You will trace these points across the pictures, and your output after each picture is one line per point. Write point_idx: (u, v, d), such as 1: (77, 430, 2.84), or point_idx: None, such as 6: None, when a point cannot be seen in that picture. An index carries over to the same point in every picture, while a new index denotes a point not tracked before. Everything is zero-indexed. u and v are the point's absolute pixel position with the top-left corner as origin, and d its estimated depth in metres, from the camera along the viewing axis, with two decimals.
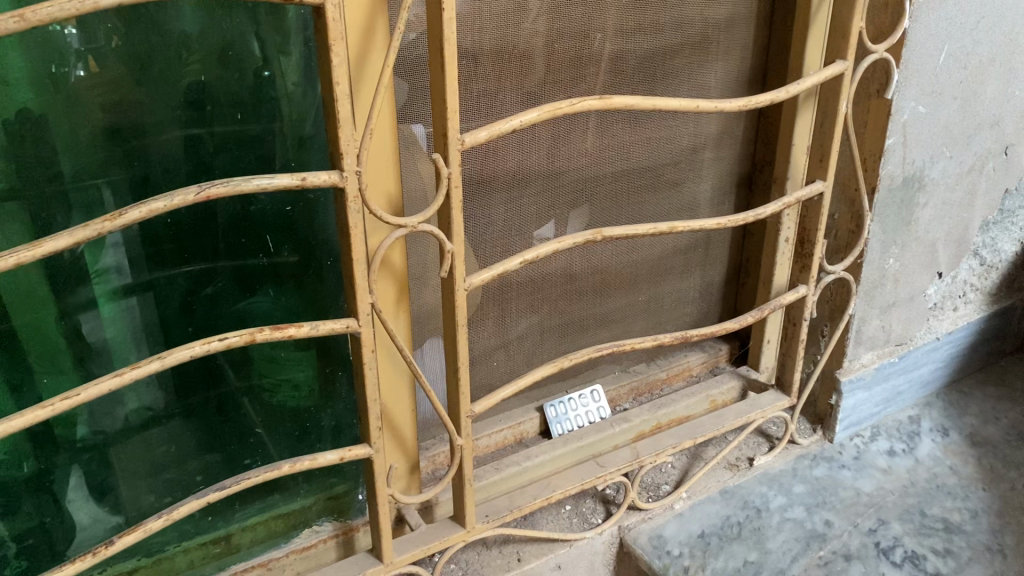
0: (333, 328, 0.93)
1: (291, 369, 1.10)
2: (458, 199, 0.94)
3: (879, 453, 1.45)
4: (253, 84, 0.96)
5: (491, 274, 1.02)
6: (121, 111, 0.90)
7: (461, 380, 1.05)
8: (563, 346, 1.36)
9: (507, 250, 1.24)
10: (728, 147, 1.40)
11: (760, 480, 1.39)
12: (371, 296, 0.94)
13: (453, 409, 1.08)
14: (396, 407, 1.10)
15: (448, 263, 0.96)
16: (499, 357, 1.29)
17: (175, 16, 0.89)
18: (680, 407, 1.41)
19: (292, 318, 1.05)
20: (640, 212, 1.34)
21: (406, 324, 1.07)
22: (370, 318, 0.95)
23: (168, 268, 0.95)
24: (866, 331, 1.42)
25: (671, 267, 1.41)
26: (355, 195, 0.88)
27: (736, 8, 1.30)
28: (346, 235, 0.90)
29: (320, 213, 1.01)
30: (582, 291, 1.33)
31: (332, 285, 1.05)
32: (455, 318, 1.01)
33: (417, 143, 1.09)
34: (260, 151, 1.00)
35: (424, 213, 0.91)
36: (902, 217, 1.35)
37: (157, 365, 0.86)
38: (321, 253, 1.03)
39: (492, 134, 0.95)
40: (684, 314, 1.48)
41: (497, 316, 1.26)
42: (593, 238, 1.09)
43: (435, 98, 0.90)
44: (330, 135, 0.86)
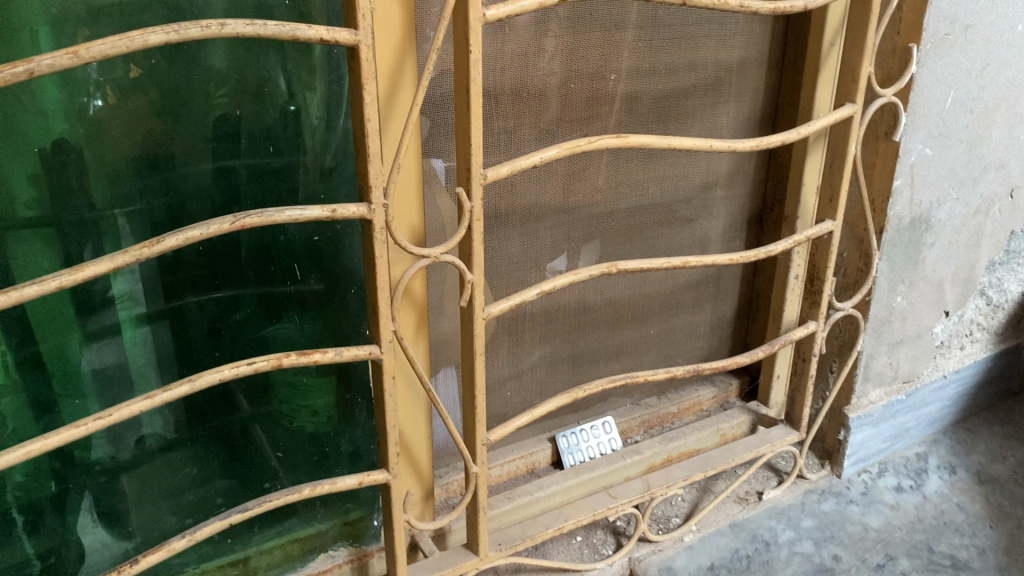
0: (356, 354, 0.96)
1: (312, 395, 1.13)
2: (480, 231, 0.97)
3: (887, 489, 1.47)
4: (281, 119, 1.00)
5: (509, 304, 1.05)
6: (154, 143, 0.94)
7: (478, 407, 1.07)
8: (575, 377, 1.39)
9: (522, 283, 1.27)
10: (739, 186, 1.43)
11: (769, 513, 1.40)
12: (394, 324, 0.96)
13: (469, 436, 1.10)
14: (413, 433, 1.12)
15: (468, 292, 0.99)
16: (512, 388, 1.32)
17: (206, 53, 0.93)
18: (690, 440, 1.43)
19: (315, 344, 1.08)
20: (652, 247, 1.37)
21: (425, 352, 1.10)
22: (392, 346, 0.98)
23: (198, 292, 0.98)
24: (874, 368, 1.44)
25: (682, 301, 1.44)
26: (381, 227, 0.91)
27: (748, 51, 1.34)
28: (371, 265, 0.93)
29: (347, 242, 1.04)
30: (594, 324, 1.36)
31: (355, 313, 1.08)
32: (474, 347, 1.04)
33: (437, 177, 1.12)
34: (285, 183, 1.03)
35: (446, 244, 0.95)
36: (910, 256, 1.38)
37: (188, 388, 0.88)
38: (345, 281, 1.06)
39: (514, 169, 0.98)
40: (695, 348, 1.51)
41: (511, 347, 1.29)
42: (609, 270, 1.12)
43: (460, 134, 0.94)
44: (358, 169, 0.89)
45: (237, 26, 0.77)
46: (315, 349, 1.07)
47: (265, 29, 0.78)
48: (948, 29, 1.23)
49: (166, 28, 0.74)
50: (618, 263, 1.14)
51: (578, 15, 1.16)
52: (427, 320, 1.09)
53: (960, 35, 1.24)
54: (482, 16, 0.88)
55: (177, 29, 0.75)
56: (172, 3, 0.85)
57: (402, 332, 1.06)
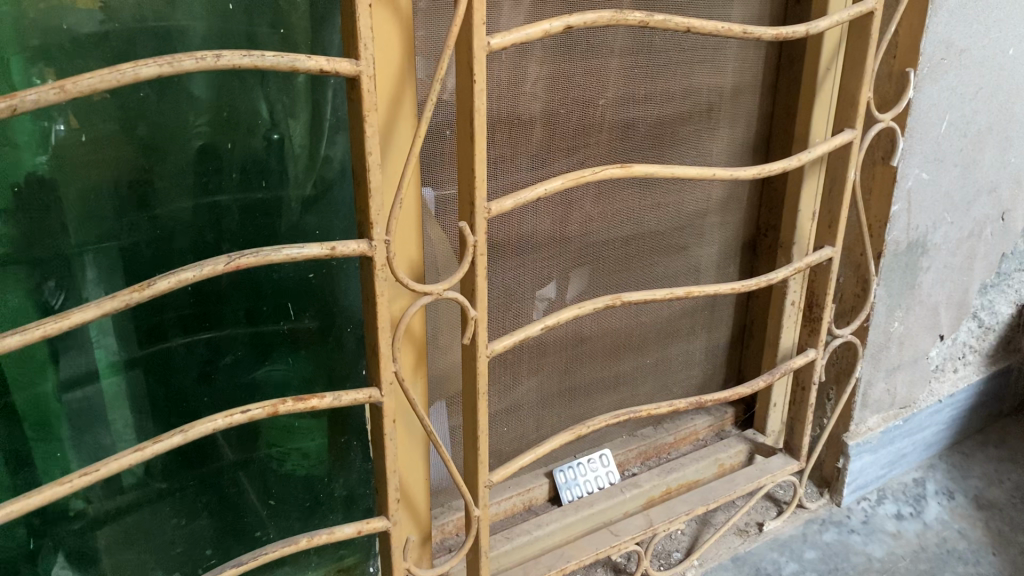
0: (355, 398, 0.91)
1: (305, 440, 1.07)
2: (483, 266, 0.93)
3: (887, 517, 1.44)
4: (266, 149, 0.95)
5: (513, 340, 1.01)
6: (135, 177, 0.89)
7: (480, 448, 1.02)
8: (571, 410, 1.35)
9: (517, 315, 1.23)
10: (734, 212, 1.40)
11: (771, 545, 1.38)
12: (395, 365, 0.92)
13: (471, 477, 1.05)
14: (412, 476, 1.07)
15: (470, 329, 0.95)
16: (507, 423, 1.28)
17: (185, 82, 0.88)
18: (689, 472, 1.40)
19: (308, 385, 1.03)
20: (648, 276, 1.34)
21: (424, 391, 1.06)
22: (392, 388, 0.93)
23: (189, 334, 0.94)
24: (872, 395, 1.42)
25: (678, 329, 1.41)
26: (382, 264, 0.87)
27: (742, 76, 1.32)
28: (372, 304, 0.89)
29: (343, 278, 0.99)
30: (591, 355, 1.32)
31: (350, 351, 1.04)
32: (477, 386, 0.99)
33: (426, 208, 1.08)
34: (270, 216, 0.98)
35: (449, 280, 0.91)
36: (907, 280, 1.37)
37: (179, 439, 0.83)
38: (341, 318, 1.01)
39: (518, 202, 0.94)
40: (690, 377, 1.47)
41: (507, 381, 1.25)
42: (613, 302, 1.08)
43: (463, 167, 0.90)
44: (358, 204, 0.85)
45: (233, 57, 0.73)
46: (309, 391, 1.02)
47: (263, 61, 0.74)
48: (944, 53, 1.22)
49: (159, 60, 0.70)
50: (621, 295, 1.10)
51: (573, 41, 1.13)
52: (426, 357, 1.05)
53: (955, 59, 1.24)
54: (487, 45, 0.85)
55: (170, 62, 0.70)
56: (161, 31, 0.81)
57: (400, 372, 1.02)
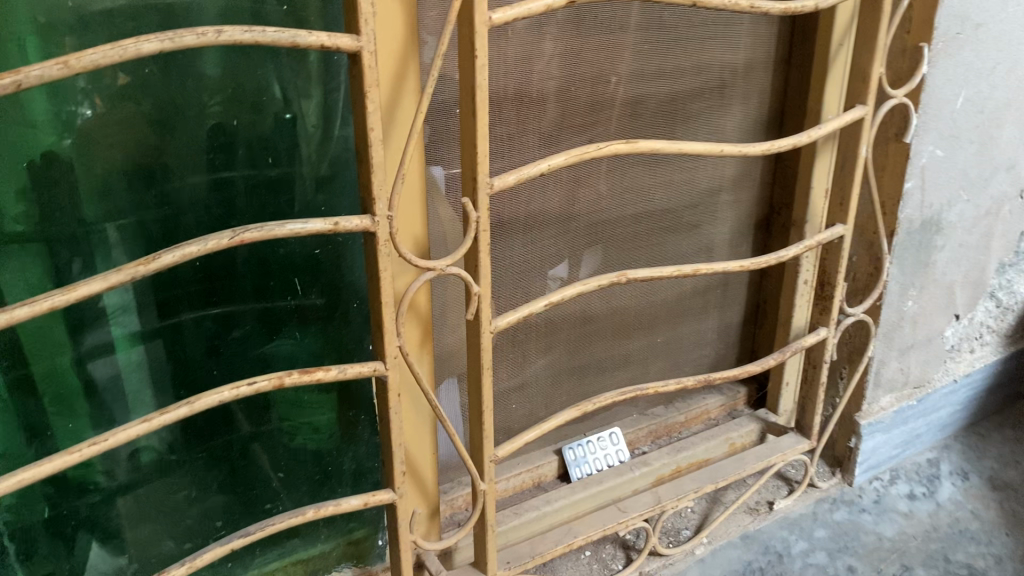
0: (360, 371, 0.92)
1: (313, 415, 1.09)
2: (487, 241, 0.94)
3: (899, 497, 1.44)
4: (278, 128, 0.96)
5: (517, 317, 1.01)
6: (148, 154, 0.90)
7: (485, 423, 1.03)
8: (581, 388, 1.35)
9: (527, 292, 1.24)
10: (746, 189, 1.38)
11: (781, 524, 1.38)
12: (399, 339, 0.93)
13: (477, 452, 1.06)
14: (418, 451, 1.08)
15: (474, 305, 0.96)
16: (516, 400, 1.29)
17: (198, 61, 0.89)
18: (699, 450, 1.40)
19: (315, 360, 1.04)
20: (658, 254, 1.33)
21: (430, 366, 1.07)
22: (396, 362, 0.94)
23: (199, 309, 0.95)
24: (884, 374, 1.41)
25: (689, 308, 1.41)
26: (385, 240, 0.88)
27: (755, 53, 1.31)
28: (375, 280, 0.90)
29: (349, 254, 1.00)
30: (601, 333, 1.32)
31: (358, 327, 1.05)
32: (481, 362, 1.00)
33: (435, 185, 1.09)
34: (282, 195, 0.99)
35: (452, 255, 0.92)
36: (921, 259, 1.35)
37: (186, 410, 0.84)
38: (348, 294, 1.02)
39: (522, 178, 0.94)
40: (702, 356, 1.47)
41: (515, 358, 1.26)
42: (618, 280, 1.07)
43: (465, 142, 0.91)
44: (362, 180, 0.86)
45: (235, 33, 0.74)
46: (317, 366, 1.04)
47: (264, 36, 0.75)
48: (959, 28, 1.20)
49: (161, 36, 0.71)
50: (627, 272, 1.09)
51: (580, 17, 1.12)
52: (432, 333, 1.06)
53: (971, 33, 1.22)
54: (488, 20, 0.85)
55: (172, 37, 0.71)
56: (167, 8, 0.82)
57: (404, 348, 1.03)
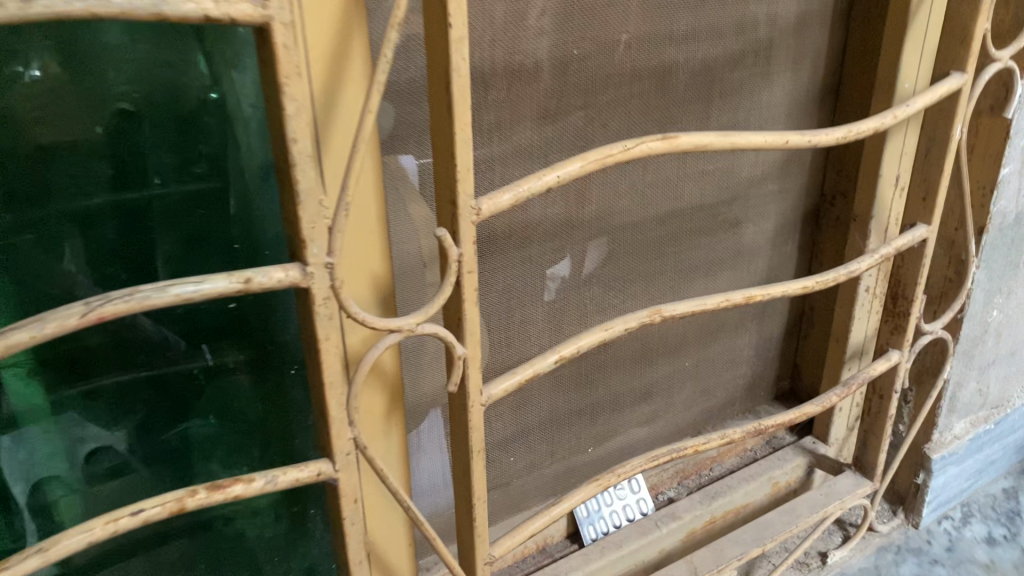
0: (298, 478, 0.66)
1: (244, 517, 0.81)
2: (472, 287, 0.66)
3: (976, 542, 1.20)
4: (204, 132, 0.64)
5: (516, 381, 0.74)
6: (14, 164, 0.59)
7: (477, 517, 0.77)
8: (593, 429, 1.09)
9: (527, 323, 0.95)
10: (795, 175, 1.10)
11: None
12: (352, 431, 0.66)
13: (465, 551, 0.81)
14: (389, 545, 0.83)
15: (458, 372, 0.69)
16: (516, 452, 1.02)
17: (67, 32, 0.57)
18: (738, 496, 1.16)
19: (237, 447, 0.76)
20: (689, 262, 1.06)
21: (401, 438, 0.80)
22: (351, 459, 0.68)
23: (66, 392, 0.66)
24: (960, 398, 1.16)
25: (723, 323, 1.14)
26: (322, 300, 0.61)
27: (810, 3, 1.03)
28: (315, 352, 0.63)
29: (278, 307, 0.72)
30: (618, 362, 1.06)
31: (296, 400, 0.77)
32: (469, 443, 0.73)
33: (408, 181, 0.77)
34: (216, 212, 0.68)
35: (425, 311, 0.65)
36: (1011, 259, 1.09)
37: (37, 560, 0.56)
38: (281, 359, 0.74)
39: (520, 196, 0.67)
40: (736, 377, 1.21)
41: (514, 404, 0.98)
42: (651, 318, 0.79)
43: (439, 151, 0.63)
44: (287, 214, 0.59)
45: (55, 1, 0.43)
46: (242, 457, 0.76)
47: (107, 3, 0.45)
48: None
49: None
50: (663, 306, 0.80)
51: None
52: (402, 395, 0.79)
53: None
54: None
55: None
56: None
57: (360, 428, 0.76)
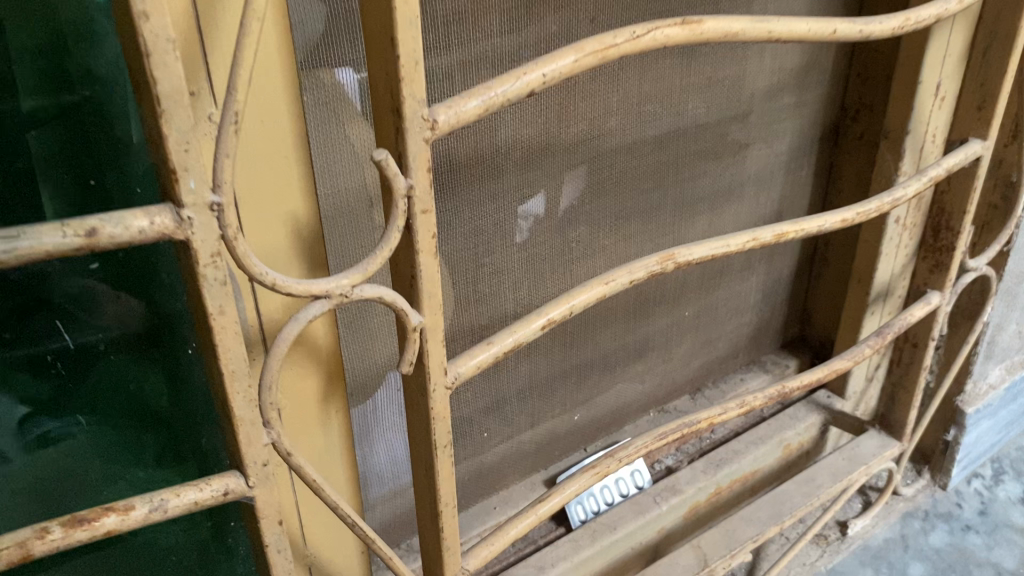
0: (197, 501, 0.48)
1: (140, 544, 0.60)
2: (429, 233, 0.48)
3: (1010, 504, 1.07)
4: (34, 17, 0.42)
5: (491, 355, 0.56)
6: None
7: (445, 527, 0.60)
8: (579, 393, 0.93)
9: (501, 273, 0.78)
10: (815, 86, 0.92)
11: (861, 558, 1.00)
12: (270, 434, 0.48)
13: (431, 565, 0.64)
14: (331, 550, 0.67)
15: (414, 347, 0.51)
16: (491, 426, 0.85)
17: None
18: (747, 462, 1.00)
19: (121, 452, 0.57)
20: (692, 192, 0.88)
21: (344, 424, 0.63)
22: (272, 470, 0.50)
23: None
24: (999, 343, 1.01)
25: (730, 263, 0.97)
26: (208, 259, 0.42)
27: None
28: (207, 331, 0.45)
29: (163, 267, 0.52)
30: (609, 316, 0.89)
31: (200, 390, 0.57)
32: (432, 438, 0.56)
33: (345, 103, 0.56)
34: (60, 139, 0.45)
35: (363, 269, 0.47)
36: None
37: None
38: (174, 336, 0.55)
39: (492, 106, 0.48)
40: (740, 326, 1.05)
41: (489, 372, 0.81)
42: (662, 266, 0.61)
43: (375, 40, 0.44)
44: (149, 134, 0.39)
45: None
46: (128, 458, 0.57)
47: None
48: None
49: None
50: (677, 252, 0.62)
51: None
52: (342, 373, 0.61)
53: None
54: None
55: None
56: None
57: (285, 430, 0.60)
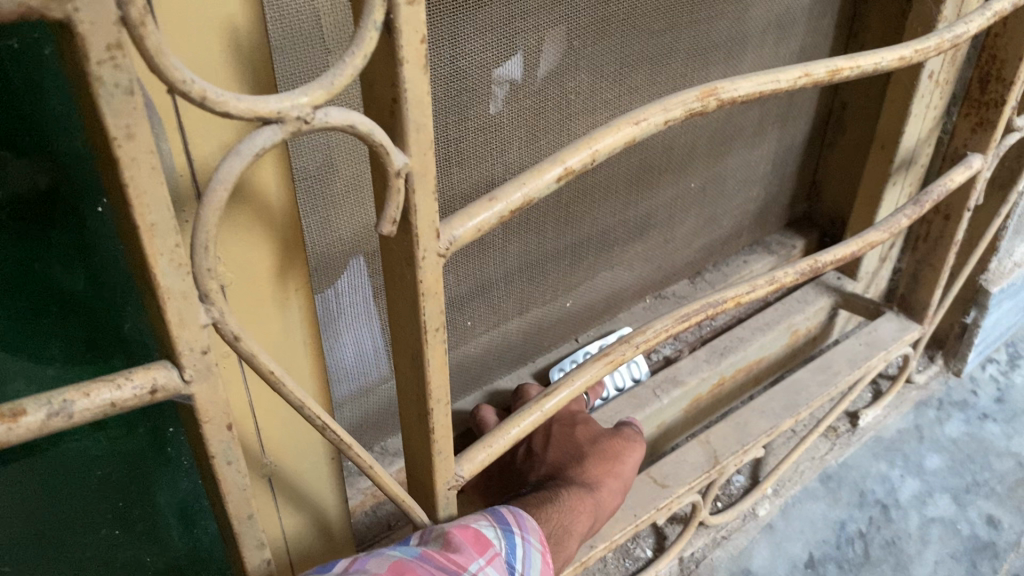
0: (111, 402, 0.36)
1: (59, 457, 0.48)
2: (418, 37, 0.35)
3: None
4: None
5: (494, 216, 0.44)
6: None
7: (439, 430, 0.49)
8: (573, 276, 0.82)
9: (491, 131, 0.65)
10: None
11: (873, 451, 0.93)
12: (211, 311, 0.36)
13: (419, 473, 0.54)
14: (295, 459, 0.56)
15: (398, 199, 0.39)
16: (477, 313, 0.74)
17: None
18: (753, 350, 0.91)
19: (17, 344, 0.44)
20: (705, 38, 0.75)
21: (305, 307, 0.51)
22: (215, 359, 0.38)
23: None
24: None
25: (741, 127, 0.85)
26: (102, 53, 0.29)
27: None
28: (112, 166, 0.32)
29: (51, 90, 0.37)
30: (611, 185, 0.77)
31: (116, 263, 0.44)
32: (420, 320, 0.44)
33: None
34: None
35: (327, 82, 0.34)
36: None
37: None
38: (75, 187, 0.41)
39: None
40: (747, 202, 0.94)
41: (479, 249, 0.69)
42: (703, 102, 0.49)
43: None
44: None
45: None
46: (29, 346, 0.45)
47: None
48: None
49: None
50: (721, 86, 0.49)
51: None
52: (302, 241, 0.49)
53: None
54: None
55: None
56: None
57: (232, 315, 0.48)
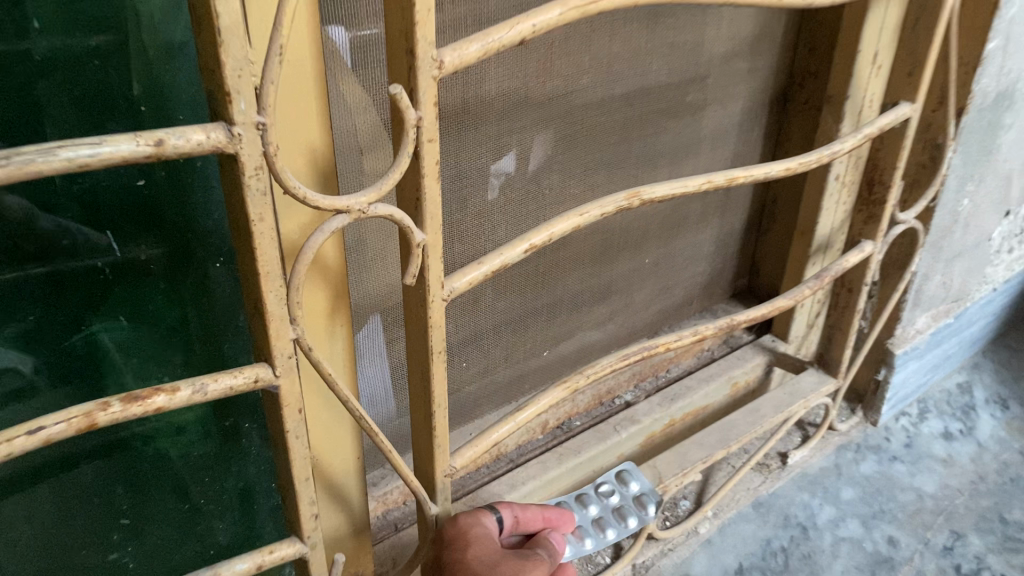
0: (229, 387, 0.56)
1: (171, 437, 0.68)
2: (433, 160, 0.56)
3: (933, 438, 1.21)
4: None
5: (481, 274, 0.64)
6: None
7: (438, 429, 0.69)
8: (549, 331, 1.02)
9: (484, 215, 0.86)
10: (765, 53, 1.01)
11: (799, 484, 1.12)
12: (295, 330, 0.56)
13: (422, 464, 0.73)
14: (332, 455, 0.76)
15: (417, 262, 0.59)
16: (470, 356, 0.94)
17: None
18: (698, 397, 1.10)
19: (153, 355, 0.64)
20: (654, 147, 0.97)
21: (346, 339, 0.71)
22: (293, 363, 0.58)
23: None
24: (925, 291, 1.13)
25: (686, 215, 1.06)
26: (252, 171, 0.49)
27: None
28: (247, 236, 0.52)
29: (198, 186, 0.59)
30: (579, 258, 0.97)
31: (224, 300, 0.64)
32: (428, 345, 0.64)
33: (339, 60, 0.64)
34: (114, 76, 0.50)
35: (377, 187, 0.54)
36: (986, 145, 1.04)
37: None
38: (204, 248, 0.62)
39: (487, 50, 0.56)
40: (695, 275, 1.15)
41: (473, 304, 0.89)
42: (630, 202, 0.70)
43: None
44: (203, 61, 0.47)
45: None
46: (159, 358, 0.65)
47: None
48: None
49: None
50: (643, 190, 0.71)
51: None
52: (348, 290, 0.69)
53: None
54: None
55: None
56: None
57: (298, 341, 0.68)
